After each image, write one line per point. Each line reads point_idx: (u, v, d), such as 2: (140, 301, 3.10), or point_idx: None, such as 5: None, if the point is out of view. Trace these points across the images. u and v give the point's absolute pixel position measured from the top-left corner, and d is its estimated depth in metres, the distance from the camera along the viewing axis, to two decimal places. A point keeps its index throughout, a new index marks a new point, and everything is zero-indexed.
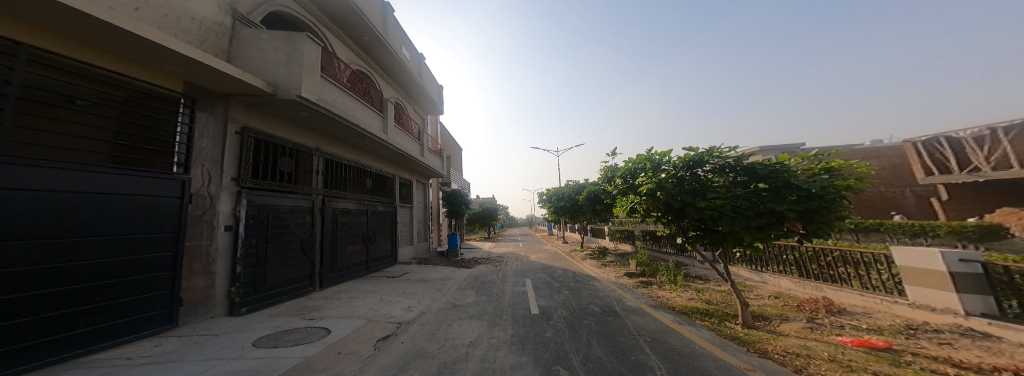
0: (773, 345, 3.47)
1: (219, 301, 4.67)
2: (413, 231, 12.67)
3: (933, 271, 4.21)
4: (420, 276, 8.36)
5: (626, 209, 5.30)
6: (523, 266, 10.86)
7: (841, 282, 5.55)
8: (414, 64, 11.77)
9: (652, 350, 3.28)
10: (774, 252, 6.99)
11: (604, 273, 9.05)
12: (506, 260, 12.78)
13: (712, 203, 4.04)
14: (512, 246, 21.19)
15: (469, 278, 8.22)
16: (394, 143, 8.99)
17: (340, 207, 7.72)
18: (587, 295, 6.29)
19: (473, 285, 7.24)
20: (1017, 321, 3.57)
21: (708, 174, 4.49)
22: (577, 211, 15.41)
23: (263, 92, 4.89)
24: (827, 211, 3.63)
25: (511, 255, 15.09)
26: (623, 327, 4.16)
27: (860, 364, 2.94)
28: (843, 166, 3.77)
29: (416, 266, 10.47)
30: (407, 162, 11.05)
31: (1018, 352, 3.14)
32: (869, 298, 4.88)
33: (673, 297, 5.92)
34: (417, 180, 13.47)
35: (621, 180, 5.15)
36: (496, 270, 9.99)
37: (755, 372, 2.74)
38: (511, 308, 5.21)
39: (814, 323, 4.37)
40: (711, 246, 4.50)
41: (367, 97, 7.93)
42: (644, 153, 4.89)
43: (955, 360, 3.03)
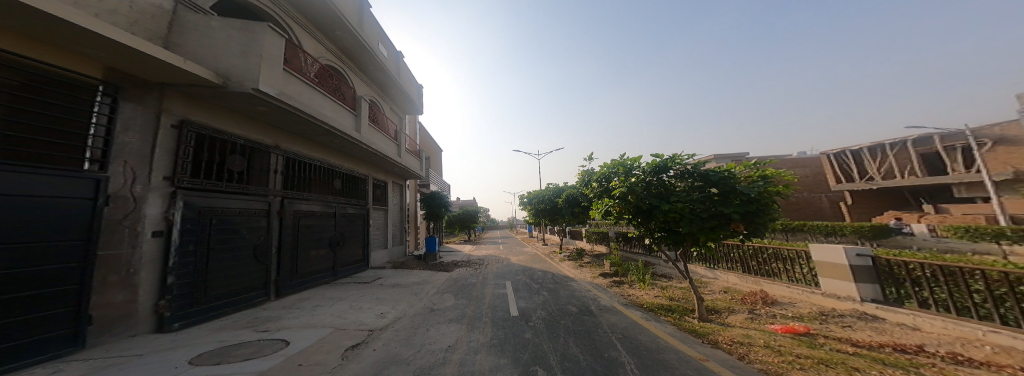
0: (722, 335, 3.89)
1: (143, 318, 4.04)
2: (388, 234, 12.08)
3: (839, 265, 5.01)
4: (395, 281, 7.95)
5: (601, 212, 5.55)
6: (500, 268, 10.79)
7: (776, 275, 6.33)
8: (391, 61, 11.29)
9: (623, 346, 3.49)
10: (724, 250, 7.78)
11: (580, 274, 9.37)
12: (487, 263, 12.59)
13: (674, 206, 4.39)
14: (493, 248, 21.07)
15: (444, 282, 7.97)
16: (369, 142, 8.54)
17: (302, 209, 7.10)
18: (565, 295, 6.45)
19: (451, 289, 7.05)
20: (900, 304, 4.40)
21: (672, 179, 4.84)
22: (555, 214, 15.84)
23: (211, 83, 4.34)
24: (762, 214, 4.19)
25: (490, 257, 14.89)
26: (598, 325, 4.38)
27: (788, 348, 3.44)
28: (775, 174, 4.32)
29: (390, 270, 9.95)
30: (383, 163, 10.61)
31: (896, 331, 3.86)
32: (794, 289, 5.64)
33: (642, 295, 6.33)
34: (393, 181, 12.87)
35: (596, 183, 5.41)
36: (476, 272, 9.82)
37: (708, 362, 3.05)
38: (490, 310, 5.19)
39: (754, 314, 4.96)
40: (674, 246, 4.84)
41: (338, 93, 7.47)
42: (617, 159, 5.18)
43: (853, 339, 3.65)
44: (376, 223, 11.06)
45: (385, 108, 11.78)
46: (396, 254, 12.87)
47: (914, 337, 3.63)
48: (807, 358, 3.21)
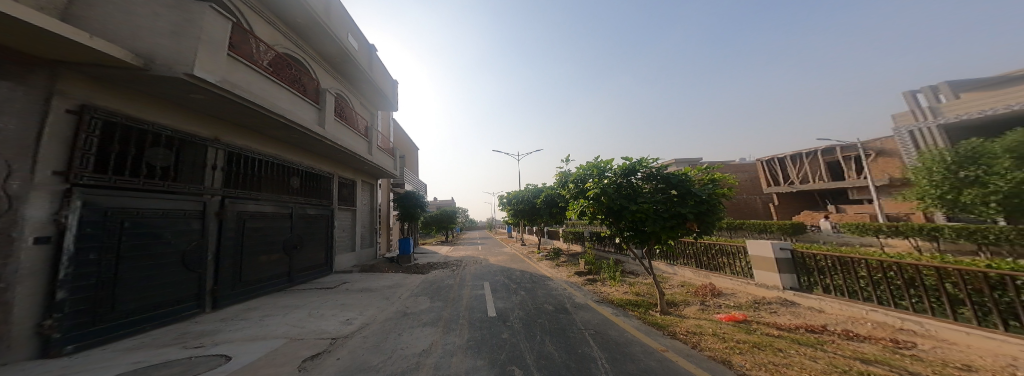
0: (679, 326, 4.23)
1: (25, 342, 3.26)
2: (357, 236, 11.32)
3: (767, 258, 5.79)
4: (366, 285, 7.45)
5: (577, 213, 5.77)
6: (475, 270, 10.56)
7: (721, 269, 7.07)
8: (363, 54, 10.65)
9: (595, 342, 3.63)
10: (680, 247, 8.50)
11: (556, 273, 9.56)
12: (464, 264, 12.29)
13: (640, 206, 4.70)
14: (471, 249, 20.69)
15: (417, 285, 7.60)
16: (334, 139, 7.92)
17: (248, 210, 6.36)
18: (542, 294, 6.54)
19: (425, 292, 6.75)
20: (812, 291, 5.18)
21: (639, 181, 5.16)
22: (534, 214, 16.07)
23: (128, 65, 3.71)
24: (710, 213, 4.66)
25: (468, 259, 14.55)
26: (572, 322, 4.50)
27: (730, 335, 3.89)
28: (722, 177, 4.83)
29: (357, 274, 9.29)
30: (351, 161, 9.89)
31: (809, 314, 4.62)
32: (736, 281, 6.33)
33: (612, 292, 6.64)
34: (363, 180, 12.09)
35: (572, 185, 5.64)
36: (453, 274, 9.53)
37: (669, 353, 3.31)
38: (467, 312, 5.08)
39: (704, 304, 5.51)
40: (640, 244, 5.15)
41: (296, 85, 6.85)
42: (592, 161, 5.44)
43: (779, 324, 4.33)
44: (342, 224, 10.28)
45: (356, 104, 11.06)
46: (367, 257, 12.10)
47: (821, 319, 4.40)
48: (745, 342, 3.67)
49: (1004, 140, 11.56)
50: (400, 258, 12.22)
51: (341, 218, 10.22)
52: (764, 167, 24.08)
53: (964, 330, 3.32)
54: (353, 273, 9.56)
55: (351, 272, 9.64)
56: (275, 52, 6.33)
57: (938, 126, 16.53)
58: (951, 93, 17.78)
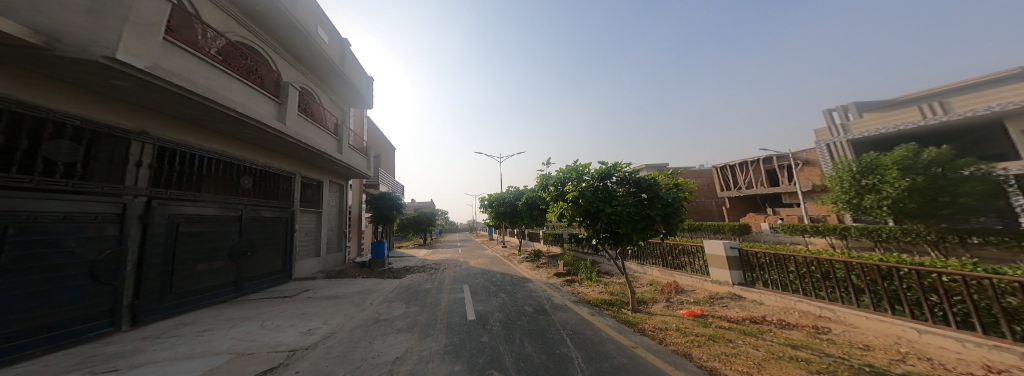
0: (648, 323, 4.48)
1: None
2: (324, 238, 10.56)
3: (718, 256, 6.42)
4: (333, 291, 6.94)
5: (556, 215, 5.88)
6: (453, 273, 10.25)
7: (684, 267, 7.56)
8: (334, 48, 10.05)
9: (572, 342, 3.71)
10: (649, 248, 8.98)
11: (536, 275, 9.63)
12: (443, 267, 11.93)
13: (615, 209, 4.91)
14: (451, 251, 20.15)
15: (391, 290, 7.22)
16: (297, 135, 7.34)
17: (184, 213, 5.64)
18: (522, 296, 6.55)
19: (401, 297, 6.44)
20: (759, 285, 5.79)
21: (614, 185, 5.38)
22: (517, 216, 16.05)
23: (28, 42, 3.13)
24: (674, 216, 5.00)
25: (448, 261, 14.14)
26: (551, 323, 4.56)
27: (689, 329, 4.22)
28: (684, 182, 5.19)
29: (322, 280, 8.64)
30: (317, 160, 9.23)
31: (753, 307, 5.17)
32: (696, 278, 6.82)
33: (589, 292, 6.82)
34: (331, 181, 11.33)
35: (553, 188, 5.76)
36: (431, 278, 9.20)
37: (639, 349, 3.48)
38: (445, 316, 4.94)
39: (669, 301, 5.89)
40: (614, 245, 5.38)
41: (251, 76, 6.27)
42: (571, 164, 5.58)
43: (728, 317, 4.83)
44: (305, 227, 9.51)
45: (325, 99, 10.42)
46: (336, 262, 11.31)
47: (762, 311, 4.98)
48: (701, 335, 4.00)
49: (891, 154, 13.55)
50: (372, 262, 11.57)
51: (304, 220, 9.46)
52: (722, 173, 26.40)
53: (865, 315, 3.98)
54: (317, 279, 8.86)
55: (315, 278, 8.93)
56: (225, 39, 5.76)
57: (846, 140, 19.77)
58: (858, 113, 20.75)
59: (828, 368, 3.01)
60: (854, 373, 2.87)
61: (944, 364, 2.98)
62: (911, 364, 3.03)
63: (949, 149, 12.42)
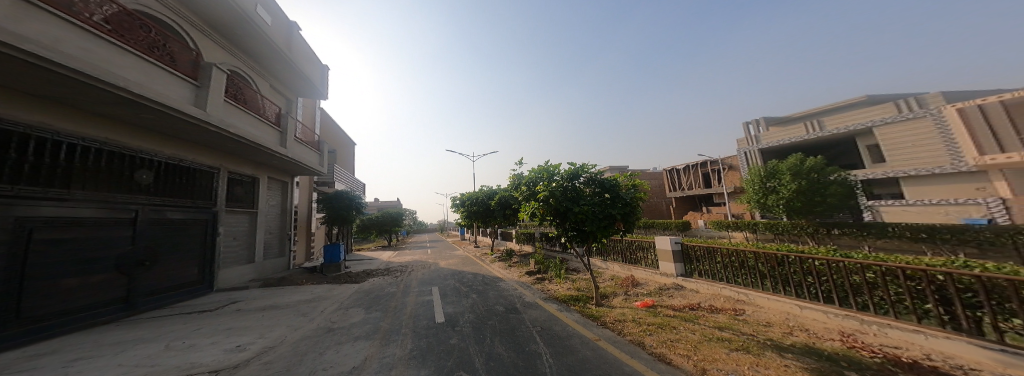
0: (608, 316, 4.76)
1: None
2: (260, 243, 9.34)
3: (665, 250, 7.10)
4: (275, 301, 6.24)
5: (527, 214, 5.98)
6: (418, 275, 9.76)
7: (640, 262, 8.17)
8: (277, 29, 9.00)
9: (541, 338, 3.80)
10: (611, 244, 9.52)
11: (508, 274, 9.64)
12: (409, 270, 11.35)
13: (581, 208, 5.12)
14: (418, 253, 19.30)
15: (348, 296, 6.66)
16: (222, 123, 6.39)
17: (37, 214, 4.42)
18: (493, 296, 6.51)
19: (359, 303, 6.00)
20: (697, 275, 6.50)
21: (582, 185, 5.59)
22: (489, 216, 15.89)
23: None
24: (632, 214, 5.38)
25: (414, 263, 13.50)
26: (522, 321, 4.61)
27: (640, 318, 4.62)
28: (640, 183, 5.60)
29: (260, 290, 7.67)
30: (252, 153, 8.17)
31: (692, 296, 5.85)
32: (649, 272, 7.42)
33: (558, 289, 7.01)
34: (271, 177, 10.11)
35: (525, 187, 5.88)
36: (396, 281, 8.70)
37: (601, 341, 3.69)
38: (412, 320, 4.72)
39: (626, 294, 6.32)
40: (581, 243, 5.61)
41: (152, 52, 5.30)
42: (543, 165, 5.73)
43: (673, 305, 5.36)
44: (231, 230, 8.27)
45: (264, 86, 9.29)
46: (276, 269, 10.10)
47: (699, 298, 5.64)
48: (649, 322, 4.41)
49: (786, 163, 17.64)
50: (325, 266, 10.63)
51: (230, 222, 8.24)
52: (672, 176, 29.19)
53: (768, 297, 4.90)
54: (251, 289, 7.77)
55: (247, 288, 7.82)
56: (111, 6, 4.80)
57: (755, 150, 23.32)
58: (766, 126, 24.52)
59: (743, 344, 3.57)
60: (760, 348, 3.45)
61: (815, 332, 3.82)
62: (796, 335, 3.79)
63: (823, 159, 16.64)
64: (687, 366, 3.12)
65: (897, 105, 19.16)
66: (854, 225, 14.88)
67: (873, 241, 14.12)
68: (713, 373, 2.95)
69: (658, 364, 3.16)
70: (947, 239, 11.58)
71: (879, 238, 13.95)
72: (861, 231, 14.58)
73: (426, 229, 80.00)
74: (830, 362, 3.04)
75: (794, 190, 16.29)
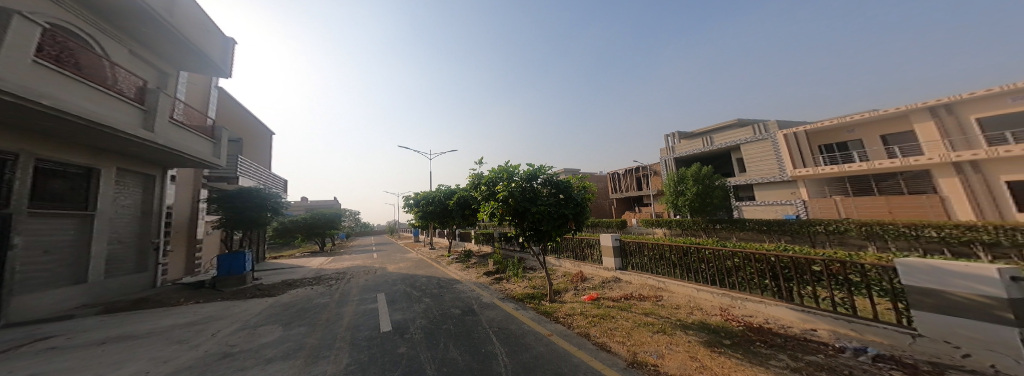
0: (561, 311, 4.95)
1: None
2: (99, 255, 7.01)
3: (608, 246, 7.70)
4: (126, 331, 4.81)
5: (486, 214, 5.91)
6: (357, 282, 8.79)
7: (589, 258, 8.68)
8: None
9: (497, 338, 3.74)
10: (565, 242, 9.92)
11: (466, 275, 9.38)
12: (349, 276, 10.24)
13: (538, 208, 5.24)
14: (363, 257, 17.62)
15: (261, 314, 5.63)
16: (28, 92, 4.54)
17: None
18: (449, 298, 6.25)
19: (277, 320, 5.15)
20: (631, 268, 7.20)
21: (540, 186, 5.70)
22: (446, 216, 15.19)
23: None
24: (583, 214, 5.69)
25: (357, 269, 12.25)
26: (478, 323, 4.51)
27: (583, 309, 4.98)
28: (590, 186, 5.95)
29: (129, 315, 6.02)
30: (94, 136, 6.14)
31: (625, 285, 6.58)
32: (594, 267, 7.96)
33: (515, 288, 7.06)
34: (125, 169, 7.76)
35: (484, 187, 5.81)
36: (331, 290, 7.76)
37: (553, 336, 3.81)
38: (351, 331, 4.25)
39: (575, 289, 6.68)
40: (537, 243, 5.75)
41: None
42: (503, 165, 5.72)
43: (611, 296, 5.86)
44: (40, 240, 5.98)
45: (105, 47, 6.97)
46: (130, 288, 7.80)
47: (631, 288, 6.35)
48: (589, 313, 4.79)
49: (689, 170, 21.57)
50: (226, 279, 9.00)
51: (38, 229, 5.97)
52: (616, 179, 31.99)
53: (670, 281, 5.98)
54: (81, 318, 5.77)
55: (71, 317, 5.79)
56: None
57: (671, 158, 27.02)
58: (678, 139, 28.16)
59: (661, 326, 4.16)
60: (669, 326, 4.15)
61: (703, 309, 4.89)
62: (694, 313, 4.70)
63: (713, 168, 20.80)
64: (623, 352, 3.42)
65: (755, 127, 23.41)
66: (728, 221, 19.47)
67: (738, 233, 19.02)
68: (642, 355, 3.31)
69: (600, 353, 3.39)
70: (778, 231, 17.18)
71: (741, 231, 18.79)
72: (731, 226, 19.34)
73: (370, 231, 73.32)
74: (714, 334, 3.92)
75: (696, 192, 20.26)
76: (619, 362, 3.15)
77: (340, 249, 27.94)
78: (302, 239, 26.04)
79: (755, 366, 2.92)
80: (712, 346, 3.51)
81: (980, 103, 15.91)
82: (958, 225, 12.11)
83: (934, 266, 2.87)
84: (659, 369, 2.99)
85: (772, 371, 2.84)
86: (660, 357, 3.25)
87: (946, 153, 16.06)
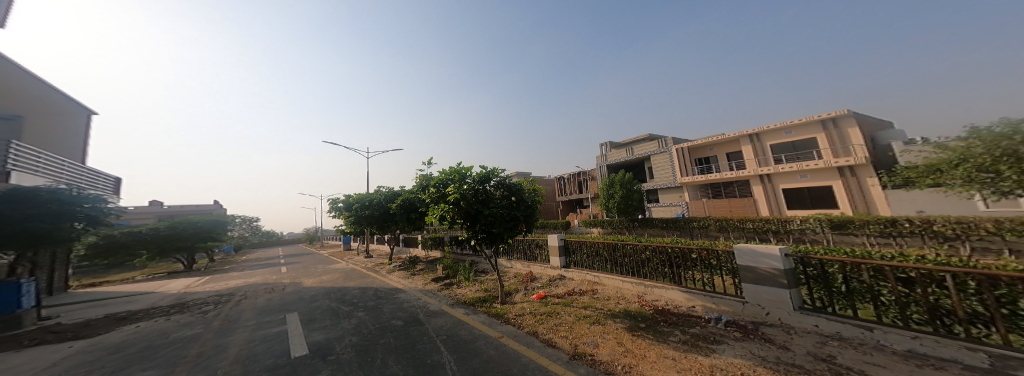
0: (511, 311, 4.86)
1: None
2: None
3: (554, 244, 7.93)
4: None
5: (436, 218, 5.53)
6: (252, 305, 7.28)
7: (539, 258, 8.83)
8: None
9: (445, 347, 3.47)
10: (517, 244, 9.85)
11: (410, 283, 8.67)
12: (251, 297, 8.53)
13: (492, 210, 5.10)
14: (275, 272, 14.97)
15: (59, 367, 4.10)
16: None
17: None
18: (390, 310, 5.66)
19: (97, 369, 3.88)
20: (575, 265, 7.48)
21: (493, 189, 5.56)
22: (389, 220, 13.95)
23: None
24: (535, 215, 5.76)
25: (263, 287, 10.29)
26: (424, 332, 4.14)
27: (530, 308, 5.00)
28: (541, 189, 6.02)
29: None
30: None
31: (567, 282, 6.89)
32: (543, 266, 8.10)
33: (466, 292, 6.76)
34: None
35: (434, 189, 5.43)
36: (208, 318, 6.27)
37: (505, 338, 3.69)
38: (249, 363, 3.47)
39: (527, 289, 6.69)
40: (490, 246, 5.62)
41: None
42: (455, 167, 5.44)
43: (556, 293, 6.02)
44: None
45: None
46: None
47: (572, 283, 6.69)
48: (533, 310, 4.84)
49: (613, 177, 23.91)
50: None
51: None
52: (561, 183, 33.73)
53: (598, 275, 6.54)
54: None
55: None
56: None
57: (604, 165, 29.40)
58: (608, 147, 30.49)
59: (594, 316, 4.45)
60: (597, 315, 4.51)
61: (621, 297, 5.48)
62: (619, 302, 5.16)
63: (629, 174, 23.35)
64: (566, 345, 3.48)
65: (661, 141, 26.51)
66: (641, 219, 22.08)
67: (647, 230, 21.58)
68: (582, 346, 3.41)
69: (548, 349, 3.37)
70: (673, 227, 20.26)
71: (649, 228, 21.36)
72: (643, 224, 21.88)
73: (278, 243, 62.19)
74: (634, 319, 4.30)
75: (621, 195, 22.82)
76: (562, 355, 3.19)
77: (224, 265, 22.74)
78: (146, 260, 20.14)
79: (664, 345, 3.32)
80: (634, 331, 3.83)
81: (774, 133, 21.21)
82: (756, 219, 17.55)
83: (750, 249, 4.23)
84: (595, 358, 3.10)
85: (674, 346, 3.31)
86: (596, 346, 3.39)
87: (756, 168, 21.08)
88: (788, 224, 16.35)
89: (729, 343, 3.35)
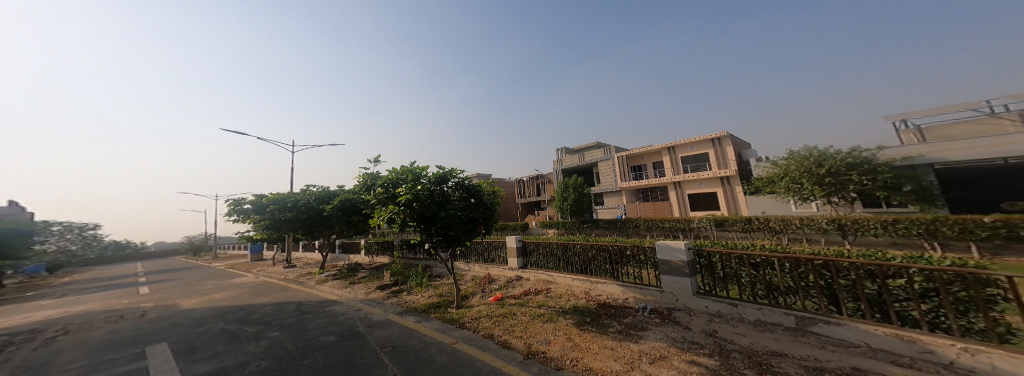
0: (467, 315, 4.66)
1: None
2: None
3: (512, 246, 7.87)
4: None
5: (384, 221, 5.07)
6: (85, 341, 5.57)
7: (497, 261, 8.71)
8: None
9: (390, 359, 3.15)
10: (476, 247, 9.57)
11: (350, 293, 7.85)
12: (114, 324, 6.81)
13: (448, 212, 4.83)
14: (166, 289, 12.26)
15: None
16: None
17: None
18: (320, 324, 5.00)
19: None
20: (532, 266, 7.52)
21: (450, 190, 5.31)
22: (320, 224, 12.50)
23: None
24: (495, 217, 5.63)
25: (140, 310, 8.34)
26: (366, 345, 3.72)
27: (485, 310, 4.85)
28: (501, 191, 5.91)
29: None
30: None
31: (520, 282, 6.89)
32: (501, 268, 7.99)
33: (419, 299, 6.33)
34: None
35: (381, 189, 4.98)
36: (22, 360, 4.73)
37: (459, 343, 3.48)
38: None
39: (484, 291, 6.51)
40: (445, 249, 5.32)
41: None
42: (408, 166, 5.05)
43: (512, 294, 5.96)
44: None
45: None
46: None
47: (526, 284, 6.72)
48: (487, 312, 4.72)
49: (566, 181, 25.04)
50: None
51: None
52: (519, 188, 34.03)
53: (547, 274, 6.72)
54: None
55: None
56: None
57: (558, 170, 30.43)
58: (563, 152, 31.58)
59: (542, 313, 4.52)
60: (541, 312, 4.59)
61: (563, 293, 5.68)
62: (564, 299, 5.31)
63: (581, 180, 24.59)
64: (521, 345, 3.42)
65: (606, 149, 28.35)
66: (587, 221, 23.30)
67: (591, 230, 22.68)
68: (536, 344, 3.38)
69: (503, 351, 3.26)
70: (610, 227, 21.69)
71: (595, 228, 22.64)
72: (590, 224, 23.20)
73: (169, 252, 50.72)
74: (580, 313, 4.44)
75: (570, 199, 24.08)
76: (516, 355, 3.12)
77: (40, 290, 16.64)
78: None
79: (605, 336, 3.45)
80: (580, 325, 3.93)
81: (681, 147, 24.21)
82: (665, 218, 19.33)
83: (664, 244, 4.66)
84: (548, 354, 3.09)
85: (612, 337, 3.46)
86: (548, 344, 3.39)
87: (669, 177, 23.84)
88: (690, 223, 18.25)
89: (652, 329, 3.60)
